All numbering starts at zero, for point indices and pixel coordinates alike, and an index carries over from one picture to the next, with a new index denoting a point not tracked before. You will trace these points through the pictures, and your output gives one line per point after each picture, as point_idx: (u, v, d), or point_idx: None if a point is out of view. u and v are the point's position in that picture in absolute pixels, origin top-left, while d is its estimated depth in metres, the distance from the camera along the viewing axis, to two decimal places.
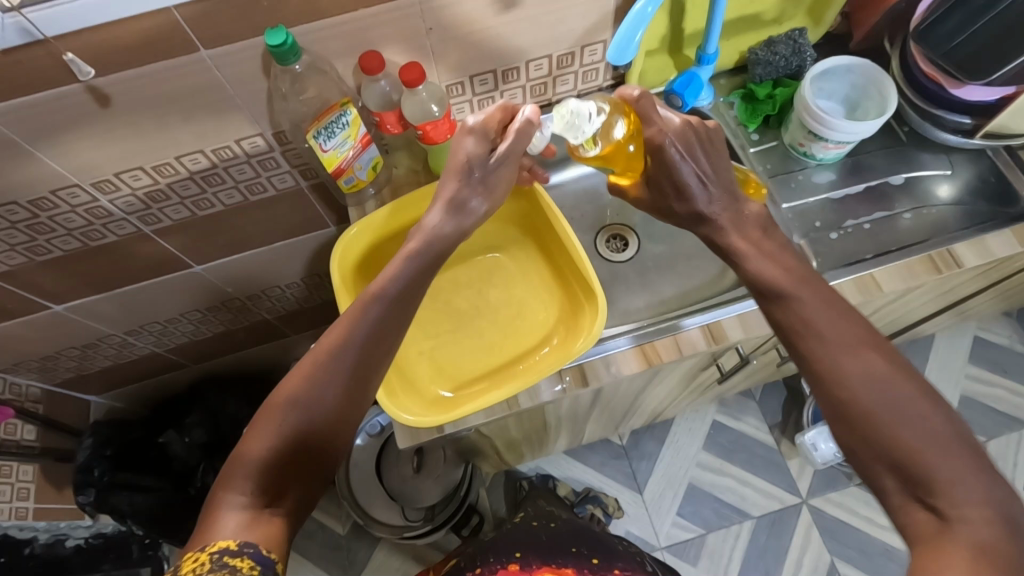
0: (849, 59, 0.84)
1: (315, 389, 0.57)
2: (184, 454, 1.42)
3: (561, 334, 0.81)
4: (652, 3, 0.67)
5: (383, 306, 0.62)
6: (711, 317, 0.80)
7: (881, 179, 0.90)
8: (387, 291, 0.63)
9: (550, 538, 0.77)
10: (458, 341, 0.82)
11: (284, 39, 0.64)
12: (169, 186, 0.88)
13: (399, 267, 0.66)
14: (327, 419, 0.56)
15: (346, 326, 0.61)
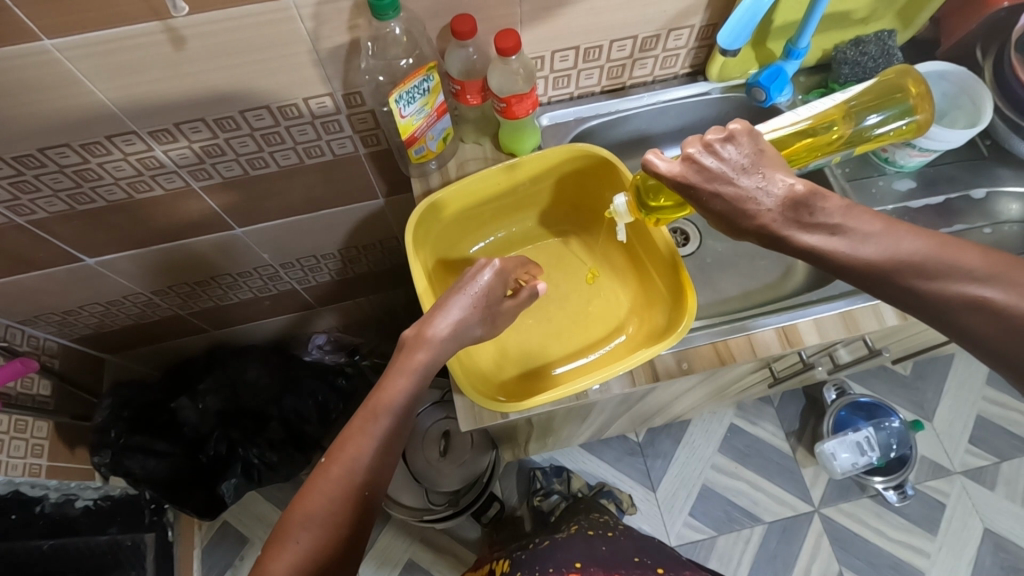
0: (944, 65, 0.83)
1: (329, 508, 0.53)
2: (197, 420, 1.33)
3: (635, 324, 0.81)
4: None
5: (387, 426, 0.58)
6: (785, 319, 0.78)
7: (961, 192, 0.87)
8: (393, 409, 0.58)
9: (610, 549, 0.81)
10: (528, 326, 0.81)
11: None
12: (227, 142, 0.84)
13: (408, 381, 0.61)
14: (340, 542, 0.52)
15: (357, 443, 0.56)
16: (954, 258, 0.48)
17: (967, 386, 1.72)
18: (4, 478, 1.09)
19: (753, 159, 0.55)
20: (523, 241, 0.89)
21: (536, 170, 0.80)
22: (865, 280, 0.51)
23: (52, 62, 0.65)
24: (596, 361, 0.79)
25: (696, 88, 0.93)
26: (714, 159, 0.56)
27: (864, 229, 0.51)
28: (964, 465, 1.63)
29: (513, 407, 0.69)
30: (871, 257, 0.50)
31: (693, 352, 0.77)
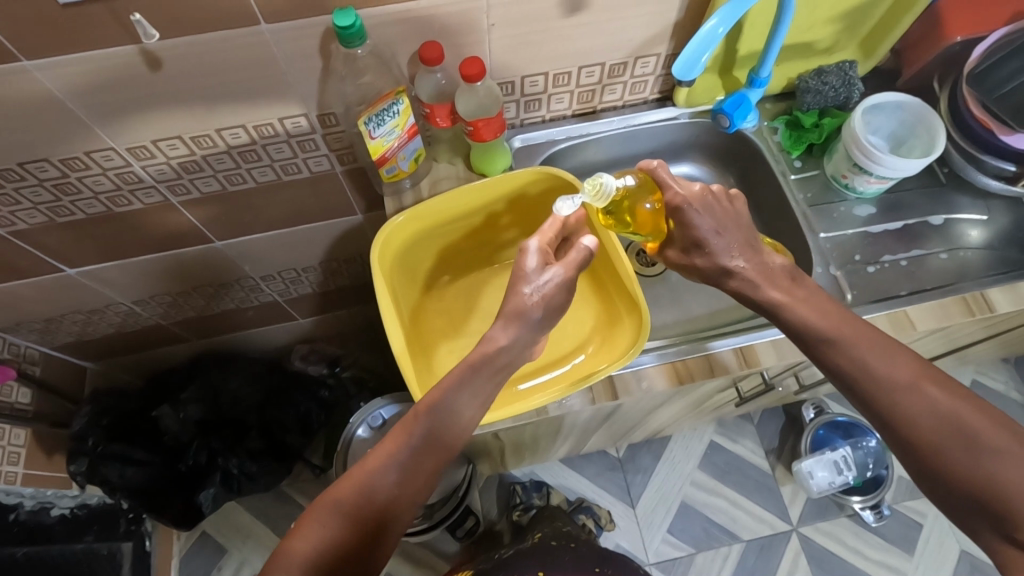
0: (901, 97, 0.85)
1: (356, 505, 0.59)
2: (177, 429, 1.35)
3: (597, 343, 0.82)
4: (723, 24, 0.67)
5: (421, 442, 0.62)
6: (736, 342, 0.79)
7: (919, 219, 0.89)
8: (432, 414, 0.63)
9: (573, 560, 0.82)
10: None
11: (352, 21, 0.63)
12: (205, 159, 0.86)
13: (459, 388, 0.63)
14: (356, 537, 0.58)
15: (390, 450, 0.62)
16: (901, 354, 0.60)
17: None
18: None
19: (733, 225, 0.68)
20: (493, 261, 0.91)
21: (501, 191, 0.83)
22: (825, 349, 0.62)
23: (30, 81, 0.67)
24: (555, 379, 0.80)
25: (665, 113, 0.96)
26: (704, 219, 0.66)
27: (811, 300, 0.65)
28: None
29: None
30: (819, 322, 0.63)
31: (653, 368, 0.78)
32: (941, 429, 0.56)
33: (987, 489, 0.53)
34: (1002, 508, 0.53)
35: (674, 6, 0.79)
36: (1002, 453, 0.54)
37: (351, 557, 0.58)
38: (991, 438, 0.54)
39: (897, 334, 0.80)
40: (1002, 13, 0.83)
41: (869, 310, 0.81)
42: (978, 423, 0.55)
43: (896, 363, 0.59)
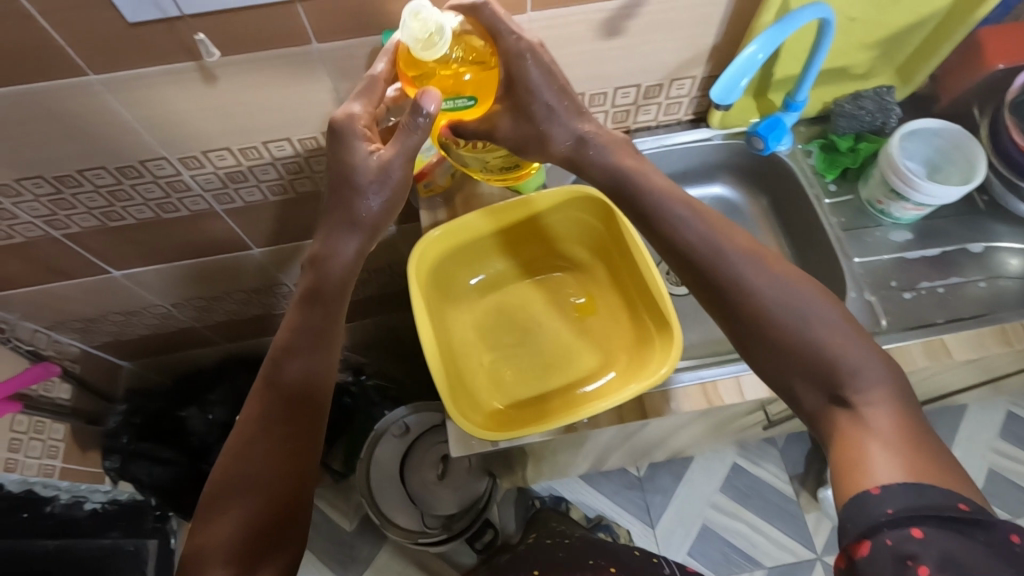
0: (938, 124, 0.84)
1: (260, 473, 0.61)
2: (203, 430, 1.39)
3: (625, 361, 0.82)
4: (763, 50, 0.68)
5: (283, 397, 0.65)
6: (741, 369, 0.79)
7: (957, 246, 0.88)
8: (292, 349, 0.67)
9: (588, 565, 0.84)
10: (520, 357, 0.84)
11: (401, 42, 0.66)
12: (250, 170, 0.89)
13: (300, 317, 0.69)
14: (272, 501, 0.61)
15: (259, 416, 0.64)
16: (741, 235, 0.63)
17: (976, 439, 1.72)
18: (18, 477, 1.14)
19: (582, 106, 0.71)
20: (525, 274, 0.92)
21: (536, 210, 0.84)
22: (669, 223, 0.65)
23: (96, 94, 0.71)
24: (583, 395, 0.81)
25: (697, 135, 0.97)
26: (534, 71, 0.65)
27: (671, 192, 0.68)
28: None
29: (498, 435, 0.71)
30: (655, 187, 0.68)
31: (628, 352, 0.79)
32: (786, 309, 0.57)
33: (820, 355, 0.56)
34: (827, 371, 0.56)
35: (712, 30, 0.80)
36: (822, 322, 0.57)
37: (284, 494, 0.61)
38: (818, 311, 0.57)
39: (932, 362, 0.79)
40: None
41: (903, 337, 0.80)
42: (809, 298, 0.58)
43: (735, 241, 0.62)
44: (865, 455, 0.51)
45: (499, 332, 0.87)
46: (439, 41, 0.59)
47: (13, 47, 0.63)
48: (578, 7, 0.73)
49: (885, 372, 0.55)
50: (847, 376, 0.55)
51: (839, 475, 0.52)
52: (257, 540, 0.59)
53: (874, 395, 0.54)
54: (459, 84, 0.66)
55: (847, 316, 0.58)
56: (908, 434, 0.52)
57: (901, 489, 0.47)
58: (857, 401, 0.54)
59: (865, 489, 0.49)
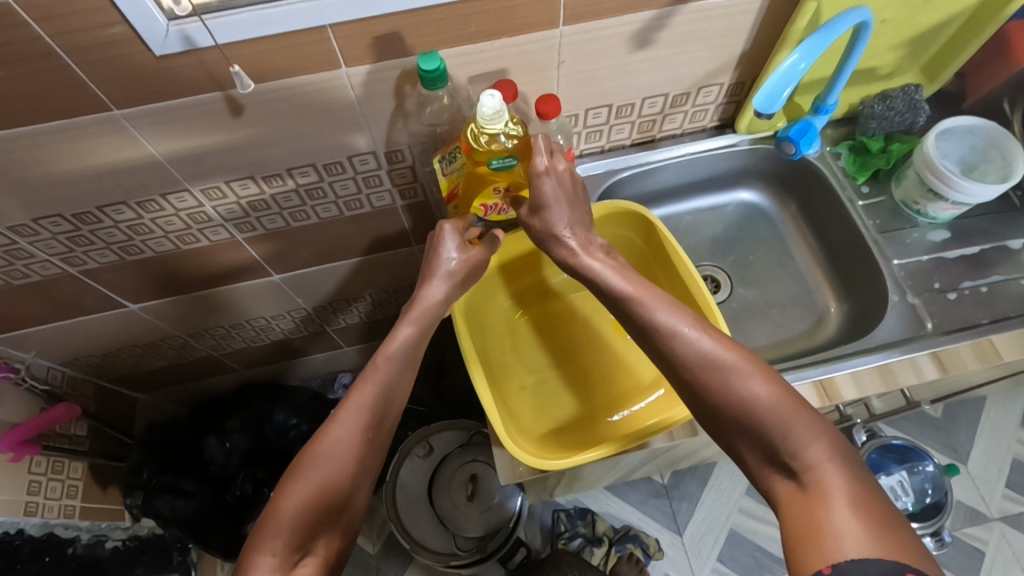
0: (973, 120, 0.83)
1: (318, 480, 0.61)
2: (223, 458, 1.39)
3: (671, 380, 0.82)
4: (806, 59, 0.67)
5: (379, 391, 0.66)
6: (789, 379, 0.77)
7: (998, 243, 0.87)
8: (394, 357, 0.68)
9: None
10: (563, 379, 0.84)
11: (436, 65, 0.64)
12: (272, 198, 0.88)
13: (408, 335, 0.70)
14: (320, 511, 0.60)
15: (332, 424, 0.63)
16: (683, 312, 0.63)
17: (1001, 429, 1.72)
18: (39, 520, 1.10)
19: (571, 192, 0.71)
20: (566, 291, 0.90)
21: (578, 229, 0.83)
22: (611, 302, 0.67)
23: (118, 129, 0.69)
24: (629, 418, 0.81)
25: (724, 141, 0.95)
26: (554, 187, 0.69)
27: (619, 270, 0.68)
28: (1001, 511, 1.64)
29: (552, 463, 0.71)
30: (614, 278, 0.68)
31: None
32: (733, 390, 0.57)
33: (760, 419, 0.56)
34: (766, 440, 0.56)
35: (742, 37, 0.79)
36: (752, 392, 0.57)
37: (346, 494, 0.61)
38: (752, 381, 0.57)
39: (982, 364, 0.78)
40: None
41: (950, 340, 0.79)
42: (743, 372, 0.58)
43: (672, 323, 0.62)
44: (826, 518, 0.50)
45: (541, 351, 0.87)
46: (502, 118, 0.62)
47: (36, 86, 0.61)
48: (610, 20, 0.71)
49: (821, 433, 0.54)
50: (789, 443, 0.55)
51: (796, 549, 0.51)
52: (313, 527, 0.59)
53: (812, 455, 0.54)
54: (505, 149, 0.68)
55: (773, 378, 0.57)
56: (857, 497, 0.51)
57: (851, 563, 0.47)
58: (801, 471, 0.54)
59: (817, 570, 0.48)
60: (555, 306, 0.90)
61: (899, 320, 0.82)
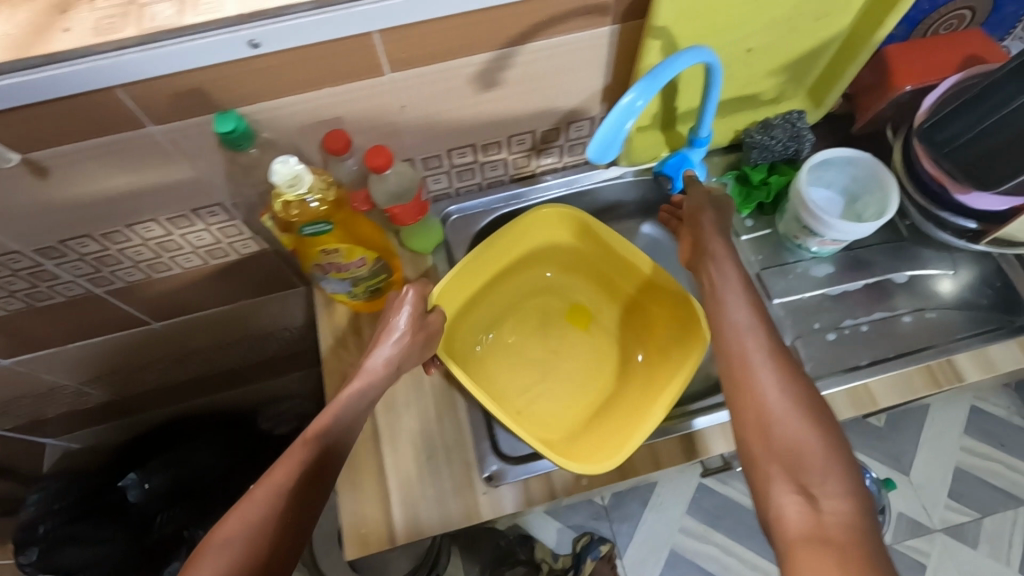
0: (850, 153, 0.78)
1: (242, 539, 0.52)
2: (143, 501, 1.35)
3: (643, 345, 0.90)
4: (642, 97, 0.61)
5: (303, 472, 0.57)
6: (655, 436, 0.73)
7: (883, 276, 0.83)
8: (321, 437, 0.60)
9: None
10: (546, 385, 0.88)
11: (235, 124, 0.58)
12: (120, 252, 0.82)
13: (348, 406, 0.64)
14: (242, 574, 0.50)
15: (273, 475, 0.57)
16: (749, 340, 0.60)
17: (944, 438, 1.69)
18: None
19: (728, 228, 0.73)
20: (520, 299, 0.94)
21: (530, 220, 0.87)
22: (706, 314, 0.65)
23: None
24: (624, 391, 0.87)
25: (607, 173, 0.92)
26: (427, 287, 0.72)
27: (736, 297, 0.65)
28: (944, 521, 1.61)
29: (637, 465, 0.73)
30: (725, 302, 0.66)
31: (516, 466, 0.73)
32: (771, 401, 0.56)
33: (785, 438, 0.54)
34: (795, 459, 0.53)
35: (600, 72, 0.75)
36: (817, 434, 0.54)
37: None
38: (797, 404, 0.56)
39: (859, 409, 0.74)
40: (949, 60, 0.79)
41: (826, 385, 0.75)
42: (788, 389, 0.57)
43: (739, 345, 0.61)
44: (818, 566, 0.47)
45: (518, 367, 0.89)
46: (304, 185, 0.57)
47: None
48: (445, 63, 0.67)
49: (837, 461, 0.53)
50: (801, 459, 0.53)
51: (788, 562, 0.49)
52: None
53: (826, 486, 0.51)
54: (315, 213, 0.62)
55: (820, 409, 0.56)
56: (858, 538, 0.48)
57: None
58: (819, 494, 0.51)
59: None
60: (510, 334, 0.92)
61: None
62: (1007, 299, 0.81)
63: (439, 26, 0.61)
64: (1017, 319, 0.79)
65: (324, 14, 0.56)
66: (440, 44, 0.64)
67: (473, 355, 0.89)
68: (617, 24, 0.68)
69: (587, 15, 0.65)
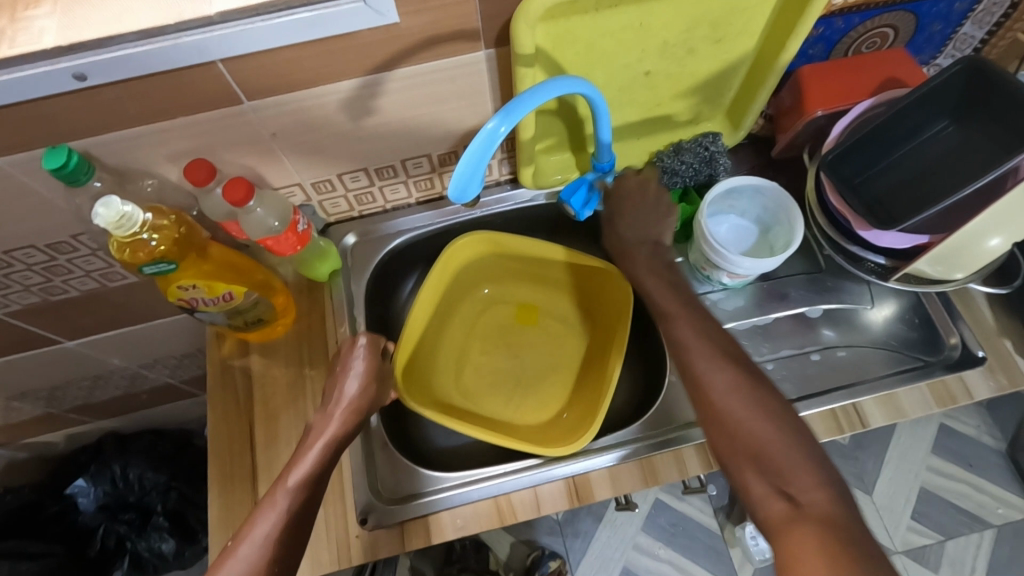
0: (756, 181, 0.75)
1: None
2: (88, 517, 1.40)
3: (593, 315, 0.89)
4: (505, 122, 0.55)
5: (284, 518, 0.57)
6: (537, 479, 0.70)
7: (795, 310, 0.79)
8: (295, 484, 0.60)
9: None
10: (518, 384, 0.87)
11: (66, 160, 0.55)
12: (6, 277, 0.81)
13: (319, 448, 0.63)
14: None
15: (264, 517, 0.57)
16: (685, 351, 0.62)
17: (910, 456, 1.54)
18: None
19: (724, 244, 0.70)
20: (474, 315, 0.92)
21: (457, 251, 0.85)
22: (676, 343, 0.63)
23: None
24: (592, 361, 0.86)
25: (518, 196, 0.88)
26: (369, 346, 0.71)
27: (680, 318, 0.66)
28: (905, 543, 1.47)
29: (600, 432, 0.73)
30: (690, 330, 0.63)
31: (440, 497, 0.70)
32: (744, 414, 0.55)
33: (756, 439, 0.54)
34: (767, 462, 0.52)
35: (488, 97, 0.71)
36: (787, 438, 0.53)
37: None
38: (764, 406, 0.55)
39: None
40: (866, 83, 0.74)
41: None
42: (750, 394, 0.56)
43: (719, 370, 0.59)
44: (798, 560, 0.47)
45: (490, 376, 0.87)
46: (134, 225, 0.54)
47: None
48: (307, 90, 0.63)
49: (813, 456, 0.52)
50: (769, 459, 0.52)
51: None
52: None
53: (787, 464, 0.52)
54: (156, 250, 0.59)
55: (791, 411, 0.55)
56: (839, 526, 0.48)
57: None
58: (793, 492, 0.50)
59: None
60: (473, 347, 0.90)
61: (673, 406, 0.74)
62: (926, 336, 0.76)
63: (288, 54, 0.58)
64: (933, 359, 0.74)
65: (151, 45, 0.53)
66: (294, 71, 0.60)
67: (455, 390, 0.86)
68: (492, 48, 0.64)
69: (455, 40, 0.62)
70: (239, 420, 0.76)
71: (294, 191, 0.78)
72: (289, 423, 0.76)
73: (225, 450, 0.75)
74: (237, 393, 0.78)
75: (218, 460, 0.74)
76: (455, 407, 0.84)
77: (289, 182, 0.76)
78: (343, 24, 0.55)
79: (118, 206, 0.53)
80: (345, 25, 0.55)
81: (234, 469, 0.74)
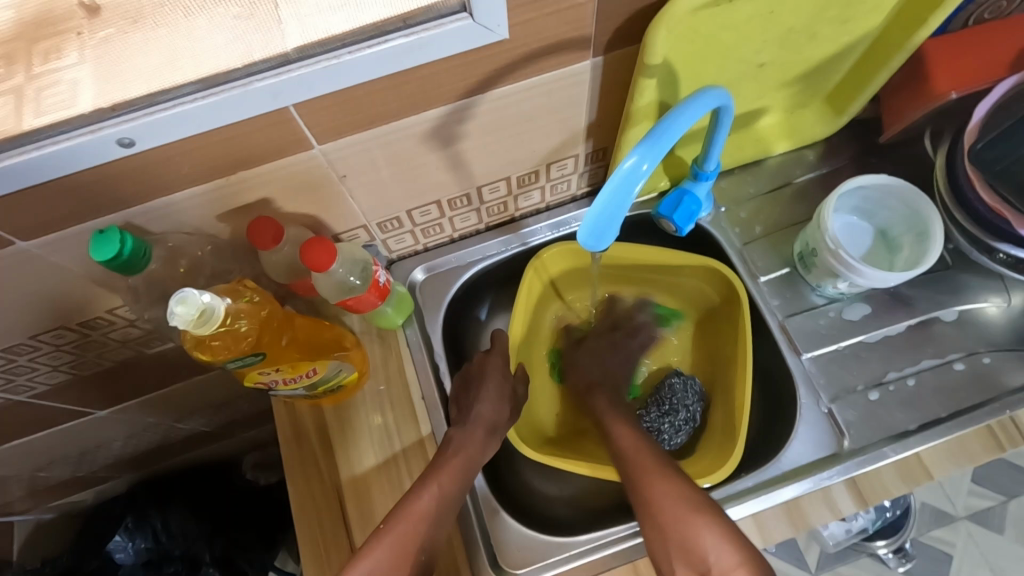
0: (884, 180, 0.67)
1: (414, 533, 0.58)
2: (130, 564, 1.13)
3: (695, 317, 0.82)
4: (647, 159, 0.45)
5: (458, 476, 0.63)
6: None
7: (926, 314, 0.71)
8: (469, 451, 0.65)
9: None
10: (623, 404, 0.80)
11: (119, 247, 0.45)
12: (32, 360, 0.70)
13: (485, 433, 0.67)
14: None
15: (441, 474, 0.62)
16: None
17: None
18: None
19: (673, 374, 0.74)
20: (556, 334, 0.83)
21: (537, 268, 0.76)
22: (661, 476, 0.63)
23: None
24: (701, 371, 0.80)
25: None
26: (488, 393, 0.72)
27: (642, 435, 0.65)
28: (968, 507, 1.37)
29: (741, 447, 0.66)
30: None
31: (579, 564, 0.64)
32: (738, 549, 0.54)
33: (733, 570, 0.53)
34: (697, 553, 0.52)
35: (583, 109, 0.60)
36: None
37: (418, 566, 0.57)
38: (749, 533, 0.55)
39: (911, 485, 0.64)
40: (1001, 54, 0.65)
41: (872, 459, 0.64)
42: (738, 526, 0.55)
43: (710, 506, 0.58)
44: None
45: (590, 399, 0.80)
46: (217, 318, 0.45)
47: None
48: (388, 124, 0.52)
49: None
50: None
51: None
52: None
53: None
54: (237, 334, 0.50)
55: None
56: None
57: None
58: None
59: None
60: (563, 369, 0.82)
61: (811, 437, 0.67)
62: None
63: (371, 88, 0.47)
64: None
65: (214, 95, 0.42)
66: (373, 106, 0.49)
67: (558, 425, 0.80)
68: (600, 55, 0.54)
69: (561, 52, 0.51)
70: (326, 496, 0.67)
71: (358, 234, 0.68)
72: (382, 492, 0.66)
73: (316, 533, 0.65)
74: (318, 465, 0.68)
75: (311, 548, 0.64)
76: (557, 445, 0.77)
77: (353, 226, 0.66)
78: (444, 47, 0.45)
79: (198, 297, 0.44)
80: (444, 48, 0.45)
81: (327, 560, 0.64)
